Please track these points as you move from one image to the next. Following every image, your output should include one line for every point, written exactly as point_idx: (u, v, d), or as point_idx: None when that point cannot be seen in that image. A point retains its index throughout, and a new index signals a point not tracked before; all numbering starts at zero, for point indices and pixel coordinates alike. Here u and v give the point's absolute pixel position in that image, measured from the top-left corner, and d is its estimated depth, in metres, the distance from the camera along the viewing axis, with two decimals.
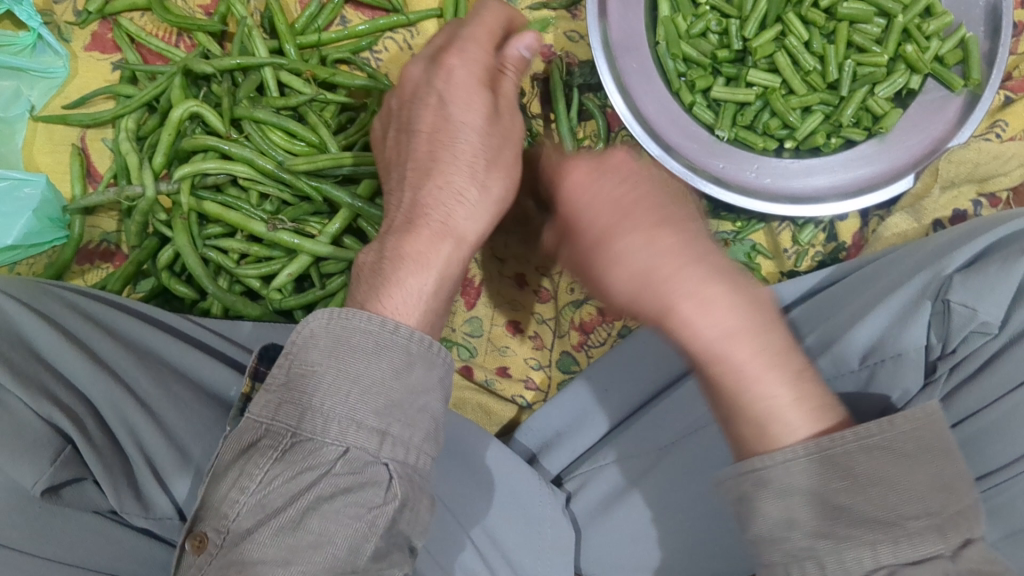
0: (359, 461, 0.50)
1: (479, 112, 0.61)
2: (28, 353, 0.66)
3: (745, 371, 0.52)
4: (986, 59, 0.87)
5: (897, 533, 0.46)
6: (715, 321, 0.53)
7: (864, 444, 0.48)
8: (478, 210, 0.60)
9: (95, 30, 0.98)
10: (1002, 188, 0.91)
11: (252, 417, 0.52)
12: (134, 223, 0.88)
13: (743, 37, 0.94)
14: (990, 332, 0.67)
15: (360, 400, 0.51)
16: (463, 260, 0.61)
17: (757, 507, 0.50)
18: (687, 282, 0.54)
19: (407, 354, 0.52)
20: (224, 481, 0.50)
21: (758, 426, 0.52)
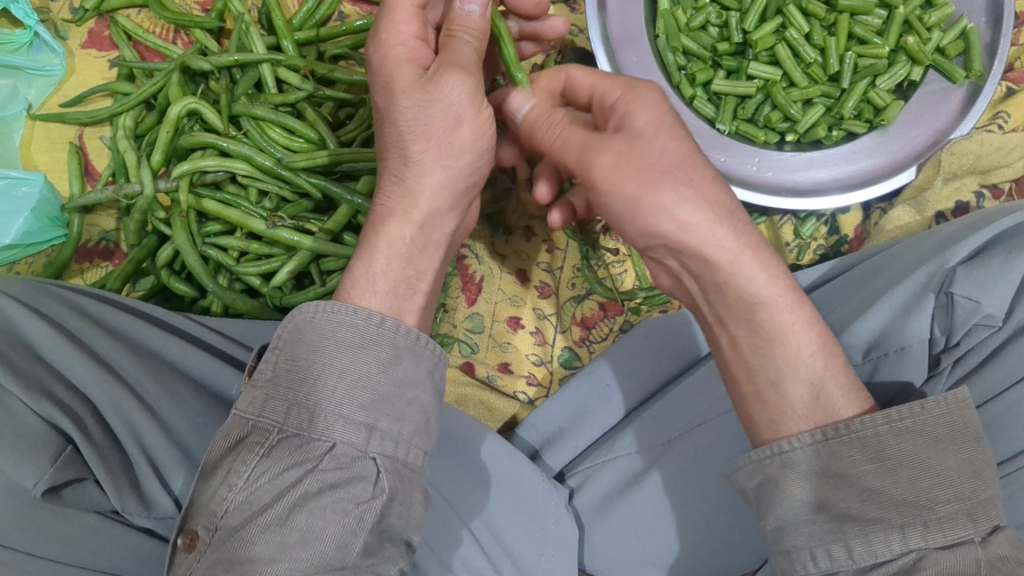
0: (347, 456, 0.50)
1: (400, 90, 0.58)
2: (28, 353, 0.65)
3: (794, 330, 0.55)
4: (987, 50, 0.86)
5: (926, 517, 0.47)
6: (769, 284, 0.56)
7: (896, 427, 0.49)
8: (430, 188, 0.60)
9: (91, 28, 0.98)
10: (1005, 180, 0.88)
11: (239, 412, 0.51)
12: (133, 221, 0.87)
13: (743, 30, 0.94)
14: (994, 324, 0.67)
15: (347, 394, 0.51)
16: (442, 233, 0.63)
17: (784, 489, 0.52)
18: (750, 238, 0.57)
19: (394, 347, 0.53)
20: (212, 479, 0.49)
21: (813, 405, 0.54)
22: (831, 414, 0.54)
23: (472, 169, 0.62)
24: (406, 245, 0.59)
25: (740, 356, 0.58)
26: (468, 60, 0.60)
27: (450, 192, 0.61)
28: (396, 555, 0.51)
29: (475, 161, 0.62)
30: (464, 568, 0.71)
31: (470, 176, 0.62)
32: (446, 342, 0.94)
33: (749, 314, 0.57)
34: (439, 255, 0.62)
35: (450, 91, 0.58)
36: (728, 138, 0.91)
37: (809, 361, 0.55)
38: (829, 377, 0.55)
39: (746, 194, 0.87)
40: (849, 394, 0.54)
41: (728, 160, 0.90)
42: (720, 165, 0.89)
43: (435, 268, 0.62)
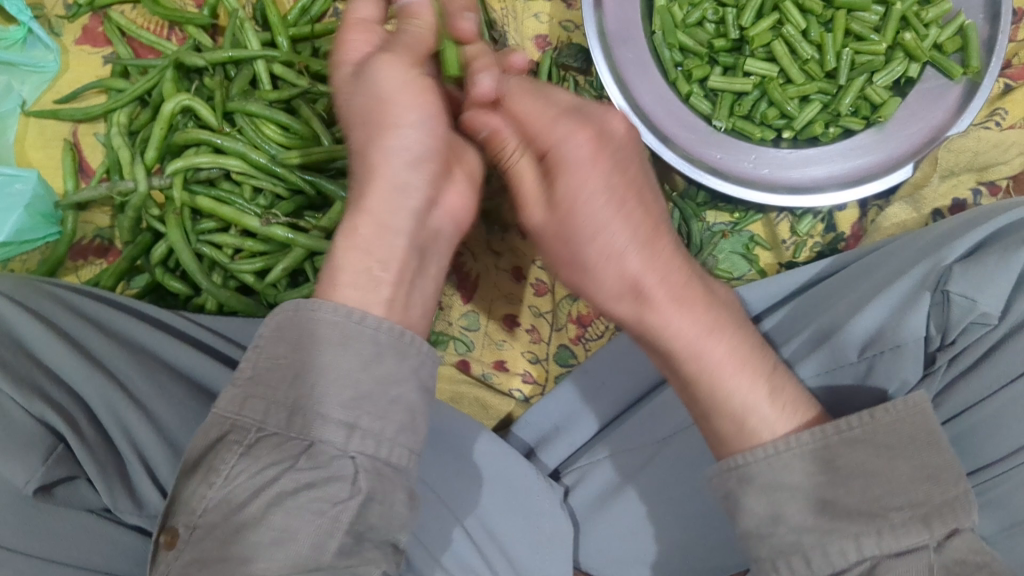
0: (324, 454, 0.49)
1: (350, 94, 0.61)
2: (20, 352, 0.65)
3: (729, 372, 0.58)
4: (986, 46, 0.86)
5: (881, 525, 0.49)
6: (694, 321, 0.59)
7: (845, 437, 0.52)
8: (386, 174, 0.58)
9: (85, 24, 0.98)
10: (1002, 177, 0.88)
11: (218, 411, 0.51)
12: (126, 217, 0.87)
13: (739, 26, 0.93)
14: (991, 322, 0.67)
15: (328, 392, 0.50)
16: (408, 218, 0.57)
17: (741, 504, 0.54)
18: (675, 280, 0.59)
19: (376, 344, 0.52)
20: (193, 477, 0.50)
21: (738, 433, 0.57)
22: (763, 436, 0.56)
23: (427, 150, 0.59)
24: (362, 236, 0.56)
25: (685, 390, 0.61)
26: (410, 45, 0.60)
27: (398, 177, 0.58)
28: (378, 558, 0.50)
29: (427, 138, 0.59)
30: (458, 565, 0.72)
31: (426, 158, 0.59)
32: (442, 340, 0.95)
33: (675, 353, 0.60)
34: (404, 245, 0.57)
35: (387, 74, 0.59)
36: (724, 135, 0.91)
37: (731, 395, 0.58)
38: (768, 405, 0.57)
39: (741, 193, 0.87)
40: (784, 413, 0.57)
41: (725, 156, 0.90)
42: (716, 162, 0.89)
43: (403, 256, 0.57)
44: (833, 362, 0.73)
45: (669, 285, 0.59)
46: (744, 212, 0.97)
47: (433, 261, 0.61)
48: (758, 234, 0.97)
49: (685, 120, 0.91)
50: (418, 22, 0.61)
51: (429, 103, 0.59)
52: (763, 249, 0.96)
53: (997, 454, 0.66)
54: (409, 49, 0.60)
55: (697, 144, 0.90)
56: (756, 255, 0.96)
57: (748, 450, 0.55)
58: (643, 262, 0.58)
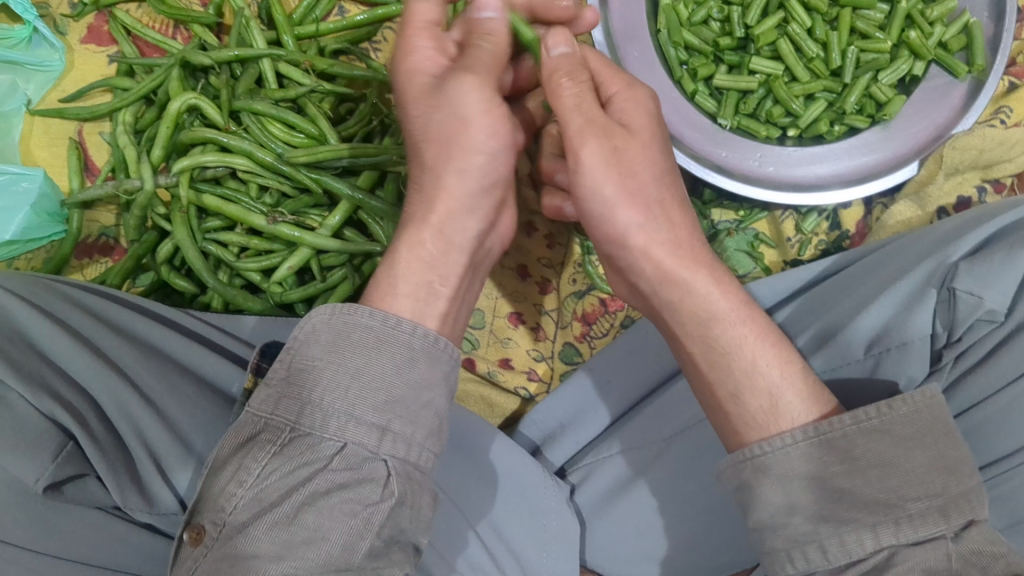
0: (357, 456, 0.50)
1: (417, 105, 0.60)
2: (29, 350, 0.65)
3: (747, 343, 0.60)
4: (991, 45, 0.86)
5: (898, 515, 0.49)
6: (720, 297, 0.61)
7: (863, 427, 0.52)
8: (454, 194, 0.59)
9: (90, 23, 0.98)
10: (1008, 175, 0.89)
11: (252, 410, 0.51)
12: (133, 216, 0.87)
13: (744, 24, 0.93)
14: (997, 320, 0.67)
15: (359, 396, 0.50)
16: (468, 237, 0.60)
17: (757, 494, 0.54)
18: (696, 253, 0.63)
19: (409, 349, 0.53)
20: (223, 472, 0.49)
21: (769, 415, 0.56)
22: (786, 423, 0.56)
23: (499, 177, 0.61)
24: (427, 250, 0.58)
25: (699, 373, 0.62)
26: (484, 65, 0.60)
27: (469, 200, 0.60)
28: (404, 560, 0.51)
29: (501, 165, 0.61)
30: (469, 566, 0.72)
31: (494, 183, 0.61)
32: None
33: (704, 328, 0.61)
34: (465, 262, 0.60)
35: (462, 98, 0.58)
36: (729, 134, 0.91)
37: (763, 376, 0.58)
38: (786, 387, 0.57)
39: (748, 189, 0.87)
40: (806, 402, 0.56)
41: (730, 154, 0.90)
42: (722, 160, 0.89)
43: (461, 273, 0.60)
44: (839, 359, 0.74)
45: (677, 245, 0.62)
46: (749, 209, 0.97)
47: (478, 274, 0.65)
48: (762, 232, 0.97)
49: (691, 117, 0.91)
50: (493, 40, 0.61)
51: (506, 130, 0.60)
52: (768, 247, 0.96)
53: (1004, 449, 0.66)
54: (487, 73, 0.60)
55: (703, 142, 0.90)
56: (761, 253, 0.96)
57: (767, 440, 0.55)
58: (660, 235, 0.62)
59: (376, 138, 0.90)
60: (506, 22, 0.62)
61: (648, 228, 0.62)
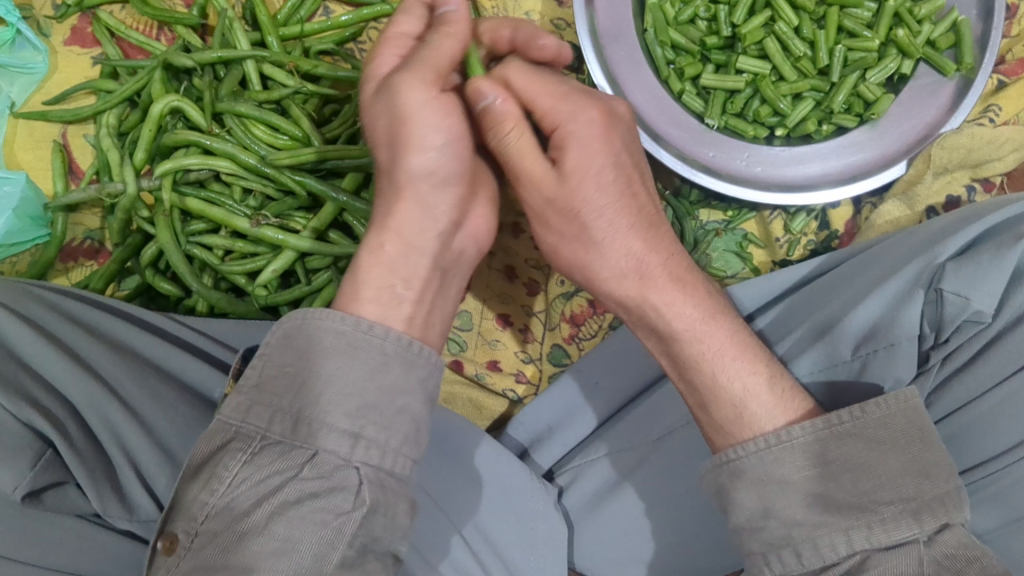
0: (329, 464, 0.49)
1: (373, 108, 0.59)
2: (7, 357, 0.65)
3: (725, 356, 0.60)
4: (979, 43, 0.86)
5: (870, 519, 0.50)
6: (686, 315, 0.60)
7: (836, 431, 0.53)
8: (407, 203, 0.58)
9: (74, 25, 0.97)
10: (996, 174, 0.88)
11: (222, 417, 0.50)
12: (117, 220, 0.86)
13: (731, 23, 0.92)
14: (984, 321, 0.66)
15: (332, 402, 0.50)
16: (431, 237, 0.59)
17: (733, 497, 0.55)
18: (665, 278, 0.61)
19: (382, 354, 0.53)
20: (195, 482, 0.50)
21: (734, 419, 0.59)
22: (753, 431, 0.57)
23: (454, 172, 0.58)
24: (388, 254, 0.58)
25: (677, 377, 0.63)
26: (439, 61, 0.56)
27: (426, 200, 0.58)
28: (379, 569, 0.50)
29: (454, 160, 0.58)
30: (452, 569, 0.71)
31: (451, 181, 0.58)
32: None
33: (671, 342, 0.62)
34: (428, 263, 0.59)
35: (406, 98, 0.55)
36: (716, 134, 0.90)
37: (729, 383, 0.59)
38: (768, 389, 0.59)
39: (736, 189, 0.86)
40: (772, 409, 0.58)
41: (717, 154, 0.89)
42: (709, 161, 0.89)
43: (426, 276, 0.59)
44: (828, 361, 0.73)
45: (638, 270, 0.60)
46: (737, 209, 0.96)
47: (456, 275, 0.64)
48: (750, 232, 0.97)
49: (678, 118, 0.90)
50: (449, 29, 0.57)
51: (454, 124, 0.56)
52: (757, 247, 0.96)
53: (992, 451, 0.66)
54: (435, 68, 0.56)
55: (690, 143, 0.89)
56: (750, 253, 0.96)
57: (741, 444, 0.55)
58: (645, 246, 0.60)
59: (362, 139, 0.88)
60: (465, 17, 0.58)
61: (613, 267, 0.61)
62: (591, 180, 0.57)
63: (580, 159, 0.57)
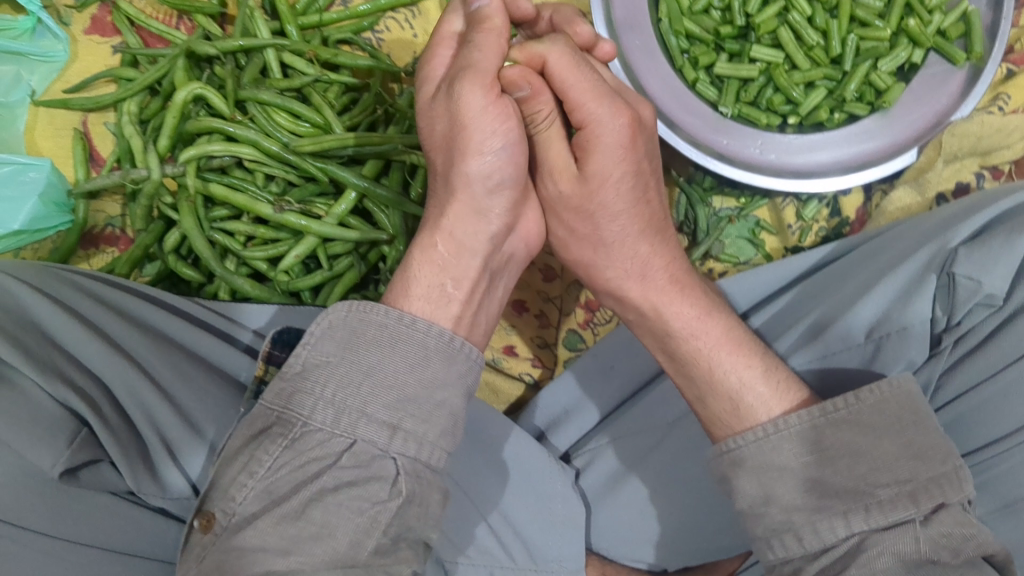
0: (367, 454, 0.52)
1: (426, 114, 0.64)
2: (40, 337, 0.67)
3: (706, 353, 0.66)
4: (989, 31, 0.87)
5: (868, 502, 0.53)
6: (681, 313, 0.68)
7: (830, 419, 0.56)
8: (462, 211, 0.63)
9: (94, 14, 0.98)
10: (1005, 162, 0.89)
11: (264, 403, 0.53)
12: (139, 206, 0.87)
13: (745, 13, 0.92)
14: (995, 304, 0.69)
15: (372, 393, 0.53)
16: (482, 239, 0.64)
17: (737, 485, 0.58)
18: (662, 279, 0.69)
19: (423, 347, 0.56)
20: (233, 464, 0.51)
21: (732, 413, 0.63)
22: (750, 420, 0.62)
23: (507, 177, 0.63)
24: (439, 255, 0.62)
25: (670, 371, 0.70)
26: (489, 64, 0.60)
27: (480, 204, 0.63)
28: (411, 544, 0.53)
29: (508, 169, 0.63)
30: (478, 553, 0.74)
31: (506, 184, 0.64)
32: None
33: (667, 339, 0.69)
34: (478, 264, 0.63)
35: (463, 100, 0.59)
36: (730, 122, 0.92)
37: (724, 377, 0.64)
38: (754, 390, 0.63)
39: (745, 175, 0.88)
40: (771, 400, 0.62)
41: (731, 142, 0.91)
42: (722, 148, 0.90)
43: (474, 276, 0.63)
44: (841, 344, 0.74)
45: (644, 267, 0.69)
46: (750, 197, 0.98)
47: (501, 278, 0.69)
48: (762, 219, 0.98)
49: (692, 106, 0.91)
50: (487, 27, 0.60)
51: (507, 126, 0.61)
52: (769, 233, 0.98)
53: (1000, 431, 0.68)
54: (486, 74, 0.60)
55: (704, 130, 0.91)
56: (762, 239, 0.98)
57: (739, 435, 0.59)
58: (642, 254, 0.69)
59: (381, 127, 0.90)
60: (500, 10, 0.60)
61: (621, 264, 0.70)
62: (609, 182, 0.65)
63: (603, 163, 0.64)
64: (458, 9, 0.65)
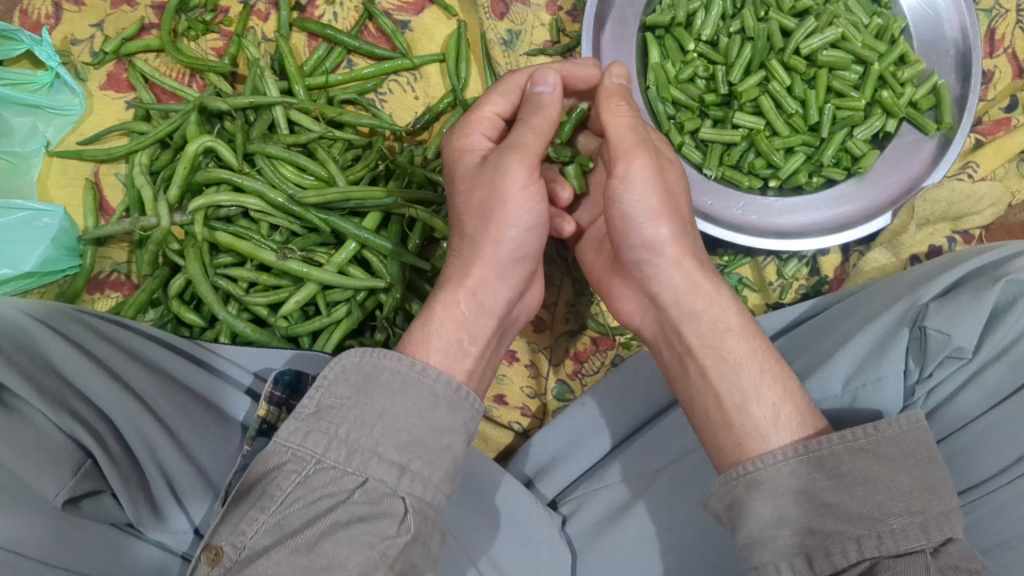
0: (377, 491, 0.54)
1: (464, 182, 0.71)
2: (49, 372, 0.69)
3: (747, 360, 0.66)
4: (958, 104, 0.93)
5: (881, 529, 0.53)
6: (728, 316, 0.69)
7: (850, 446, 0.56)
8: (484, 269, 0.68)
9: (110, 71, 1.03)
10: (975, 226, 0.96)
11: (279, 440, 0.54)
12: (147, 252, 0.90)
13: (728, 82, 0.99)
14: (964, 356, 0.72)
15: (383, 434, 0.55)
16: (499, 302, 0.69)
17: (750, 508, 0.57)
18: (705, 286, 0.70)
19: (433, 394, 0.59)
20: (247, 500, 0.53)
21: (767, 423, 0.62)
22: (767, 444, 0.60)
23: (529, 250, 0.70)
24: (461, 312, 0.66)
25: (707, 385, 0.67)
26: (533, 148, 0.67)
27: (500, 267, 0.69)
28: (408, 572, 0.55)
29: (530, 240, 0.70)
30: None
31: (526, 257, 0.71)
32: None
33: (718, 341, 0.68)
34: (493, 325, 0.68)
35: (508, 175, 0.66)
36: (714, 184, 0.96)
37: (763, 387, 0.64)
38: (785, 404, 0.63)
39: (730, 235, 0.92)
40: (798, 419, 0.61)
41: (715, 203, 0.95)
42: (706, 209, 0.95)
43: (488, 336, 0.67)
44: (818, 394, 0.77)
45: (685, 280, 0.71)
46: (733, 255, 1.01)
47: (505, 340, 0.74)
48: (745, 277, 1.02)
49: None
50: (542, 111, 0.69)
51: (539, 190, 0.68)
52: (752, 290, 1.02)
53: (983, 474, 0.70)
54: (532, 150, 0.67)
55: (693, 189, 0.95)
56: (745, 296, 1.02)
57: (758, 459, 0.59)
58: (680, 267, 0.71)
59: (382, 182, 0.94)
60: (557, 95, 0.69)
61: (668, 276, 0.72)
62: (649, 191, 0.70)
63: (641, 178, 0.70)
64: (503, 93, 0.74)
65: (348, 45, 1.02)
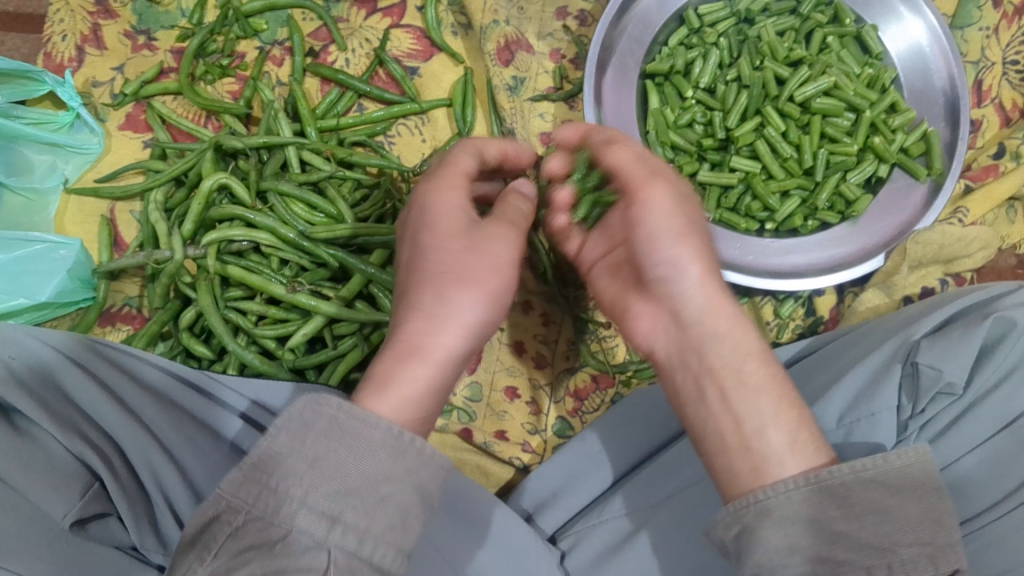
0: (301, 545, 0.47)
1: (427, 231, 0.64)
2: (59, 396, 0.71)
3: (767, 394, 0.59)
4: (947, 149, 0.96)
5: (891, 559, 0.50)
6: (752, 342, 0.62)
7: (860, 475, 0.53)
8: (454, 327, 0.59)
9: (129, 111, 1.07)
10: (967, 269, 0.98)
11: (217, 491, 0.49)
12: (160, 286, 0.93)
13: (725, 127, 1.02)
14: (955, 392, 0.73)
15: (314, 483, 0.49)
16: (446, 357, 0.58)
17: (758, 534, 0.54)
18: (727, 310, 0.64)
19: (372, 440, 0.51)
20: (186, 555, 0.49)
21: (799, 452, 0.57)
22: (777, 471, 0.57)
23: (497, 309, 0.63)
24: (418, 372, 0.57)
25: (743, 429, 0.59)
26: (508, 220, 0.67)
27: (458, 321, 0.59)
28: None
29: (500, 295, 0.63)
30: None
31: (493, 318, 0.62)
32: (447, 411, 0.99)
33: (739, 371, 0.60)
34: (448, 391, 0.60)
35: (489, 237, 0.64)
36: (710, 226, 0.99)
37: (784, 423, 0.58)
38: (804, 431, 0.58)
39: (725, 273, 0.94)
40: (811, 446, 0.57)
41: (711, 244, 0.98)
42: None
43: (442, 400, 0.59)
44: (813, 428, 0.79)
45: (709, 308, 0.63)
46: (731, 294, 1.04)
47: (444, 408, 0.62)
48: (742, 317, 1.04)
49: None
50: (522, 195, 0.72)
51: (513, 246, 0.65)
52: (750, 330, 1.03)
53: (987, 503, 0.70)
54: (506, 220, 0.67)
55: None
56: None
57: (765, 487, 0.55)
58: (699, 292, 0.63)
59: (388, 221, 0.97)
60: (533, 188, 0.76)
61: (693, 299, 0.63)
62: (667, 213, 0.64)
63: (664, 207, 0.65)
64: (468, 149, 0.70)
65: (360, 90, 1.06)
